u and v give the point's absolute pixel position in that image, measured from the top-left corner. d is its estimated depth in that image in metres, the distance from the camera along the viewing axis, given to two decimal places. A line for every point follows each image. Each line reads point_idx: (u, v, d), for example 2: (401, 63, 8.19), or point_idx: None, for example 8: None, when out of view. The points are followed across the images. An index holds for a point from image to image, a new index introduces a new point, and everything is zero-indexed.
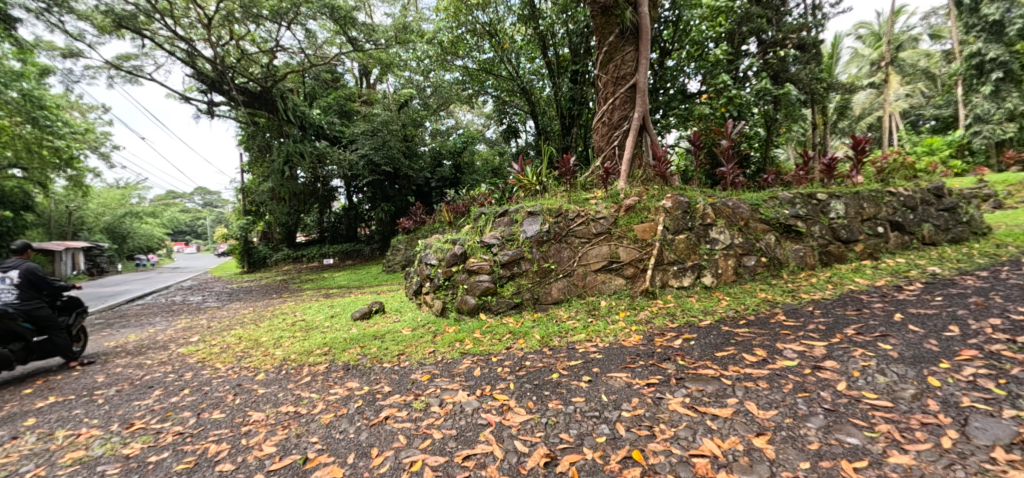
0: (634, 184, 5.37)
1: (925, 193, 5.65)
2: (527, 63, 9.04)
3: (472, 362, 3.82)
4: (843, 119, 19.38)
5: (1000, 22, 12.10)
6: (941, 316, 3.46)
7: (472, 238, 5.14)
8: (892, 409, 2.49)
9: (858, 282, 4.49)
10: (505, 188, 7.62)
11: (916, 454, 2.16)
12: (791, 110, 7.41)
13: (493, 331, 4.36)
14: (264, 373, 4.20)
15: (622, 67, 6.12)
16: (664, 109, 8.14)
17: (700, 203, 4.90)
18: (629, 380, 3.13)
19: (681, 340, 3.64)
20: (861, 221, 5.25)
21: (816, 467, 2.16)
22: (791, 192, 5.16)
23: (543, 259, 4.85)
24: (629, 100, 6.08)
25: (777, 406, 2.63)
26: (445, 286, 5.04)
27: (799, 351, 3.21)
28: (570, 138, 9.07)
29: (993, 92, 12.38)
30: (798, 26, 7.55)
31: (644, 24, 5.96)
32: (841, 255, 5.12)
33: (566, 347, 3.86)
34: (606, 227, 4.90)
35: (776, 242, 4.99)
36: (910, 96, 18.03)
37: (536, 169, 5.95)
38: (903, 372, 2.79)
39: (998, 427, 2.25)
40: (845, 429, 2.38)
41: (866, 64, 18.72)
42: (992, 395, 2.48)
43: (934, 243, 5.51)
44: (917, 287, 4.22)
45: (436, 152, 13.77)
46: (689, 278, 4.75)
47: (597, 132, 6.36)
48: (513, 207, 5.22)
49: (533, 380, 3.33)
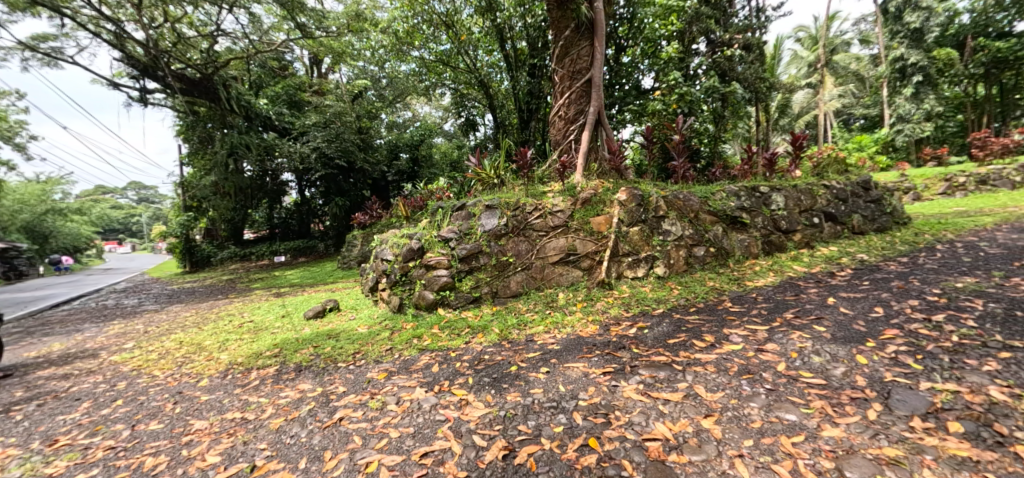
0: (590, 178, 5.46)
1: (855, 186, 6.10)
2: (484, 56, 8.97)
3: (431, 357, 3.77)
4: (783, 117, 20.75)
5: (921, 30, 13.13)
6: (868, 299, 3.75)
7: (429, 231, 5.02)
8: (825, 387, 2.67)
9: (796, 269, 4.81)
10: (463, 181, 7.54)
11: (845, 427, 2.33)
12: (737, 107, 7.82)
13: (451, 326, 4.31)
14: (207, 379, 3.95)
15: (578, 62, 6.17)
16: (620, 104, 8.32)
17: (653, 196, 5.03)
18: (585, 369, 3.18)
19: (635, 329, 3.75)
20: (799, 212, 5.61)
21: (758, 444, 2.29)
22: (736, 185, 5.41)
23: (501, 253, 4.84)
24: (584, 94, 6.18)
25: (723, 388, 2.76)
26: (403, 282, 4.92)
27: (743, 335, 3.38)
28: (528, 132, 9.00)
29: (914, 94, 13.43)
30: (743, 27, 7.98)
31: (599, 20, 6.03)
32: (781, 244, 5.43)
33: (524, 339, 3.89)
34: (563, 220, 4.95)
35: (723, 233, 5.23)
36: (842, 96, 19.47)
37: (493, 162, 5.91)
38: (836, 351, 3.00)
39: (916, 398, 2.46)
40: (784, 407, 2.53)
41: (804, 66, 20.15)
42: (911, 369, 2.71)
43: (863, 231, 5.96)
44: (847, 272, 4.56)
45: (392, 145, 13.41)
46: (643, 268, 4.88)
47: (554, 126, 6.40)
48: (470, 201, 5.15)
49: (492, 374, 3.32)
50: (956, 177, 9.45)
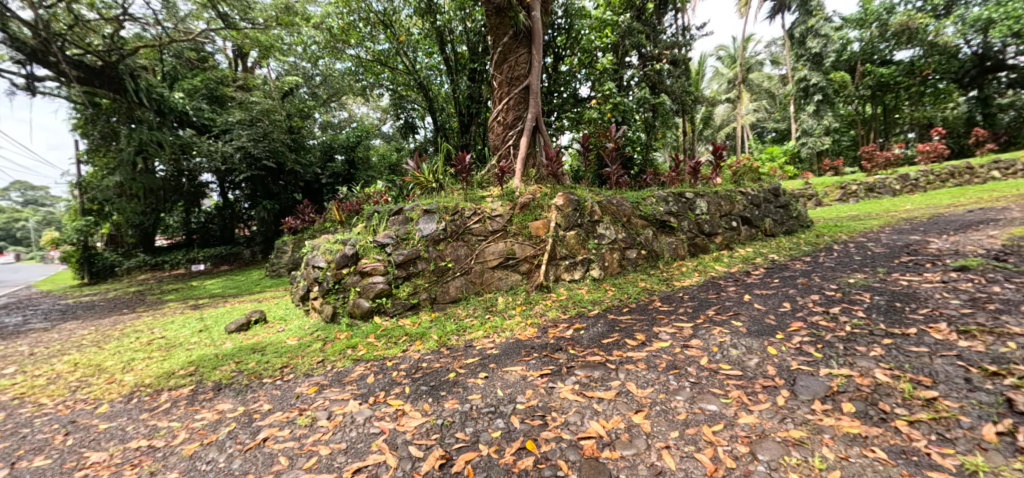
0: (529, 183, 5.55)
1: (766, 193, 6.70)
2: (424, 58, 8.89)
3: (366, 368, 3.63)
4: (707, 128, 22.45)
5: (821, 54, 14.76)
6: (778, 295, 4.13)
7: (364, 236, 4.82)
8: (741, 377, 2.90)
9: (717, 269, 5.18)
10: (402, 185, 7.34)
11: (758, 413, 2.53)
12: (666, 118, 8.32)
13: (388, 334, 4.17)
14: (107, 404, 3.52)
15: (516, 69, 6.28)
16: (558, 111, 8.53)
17: (588, 201, 5.20)
18: (523, 372, 3.21)
19: (572, 331, 3.85)
20: (720, 216, 6.06)
21: (683, 435, 2.43)
22: (665, 191, 5.73)
23: (440, 258, 4.77)
24: (522, 100, 6.29)
25: (652, 384, 2.90)
26: (336, 290, 4.70)
27: (671, 333, 3.58)
28: (468, 136, 8.97)
29: (816, 111, 14.98)
30: (671, 43, 8.55)
31: (536, 29, 6.17)
32: (704, 246, 5.84)
33: (463, 345, 3.85)
34: (502, 225, 4.98)
35: (653, 236, 5.51)
36: (756, 111, 21.43)
37: (431, 166, 5.83)
38: (750, 344, 3.26)
39: (815, 383, 2.74)
40: (706, 398, 2.70)
41: (724, 82, 21.99)
42: (812, 357, 3.01)
43: (774, 234, 6.55)
44: (761, 271, 4.99)
45: (326, 146, 12.92)
46: (580, 271, 5.03)
47: (493, 131, 6.43)
48: (407, 205, 5.02)
49: (430, 382, 3.25)
50: (849, 186, 10.66)
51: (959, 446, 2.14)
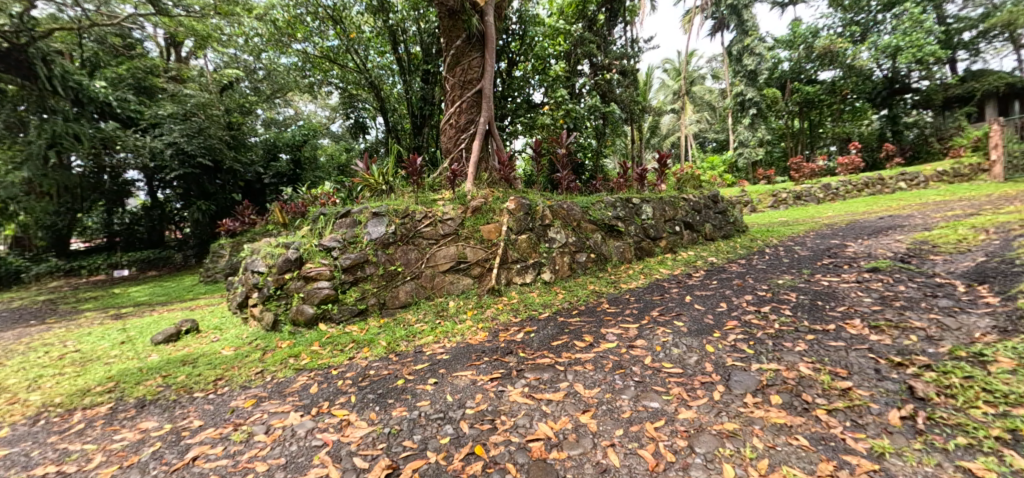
0: (481, 187, 5.55)
1: (707, 199, 7.10)
2: (376, 57, 8.69)
3: (309, 377, 3.47)
4: (654, 136, 23.52)
5: (755, 71, 15.95)
6: (715, 296, 4.38)
7: (309, 240, 4.62)
8: (681, 374, 3.05)
9: (662, 271, 5.42)
10: (351, 187, 7.11)
11: (697, 408, 2.67)
12: (616, 126, 8.64)
13: (334, 342, 4.02)
14: (6, 428, 3.13)
15: (469, 72, 6.28)
16: (512, 116, 8.48)
17: (539, 205, 5.28)
18: (473, 377, 3.20)
19: (522, 334, 3.88)
20: (664, 221, 6.35)
21: (627, 432, 2.51)
22: (613, 196, 5.93)
23: (389, 262, 4.66)
24: (475, 104, 6.29)
25: (599, 384, 2.98)
26: (277, 296, 4.46)
27: (617, 334, 3.70)
28: (421, 138, 8.84)
29: (750, 124, 16.19)
30: (620, 54, 8.94)
31: (489, 33, 6.20)
32: (650, 249, 6.09)
33: (412, 351, 3.78)
34: (453, 228, 4.95)
35: (602, 240, 5.68)
36: (699, 121, 22.72)
37: (381, 168, 5.68)
38: (690, 343, 3.44)
39: (747, 378, 2.93)
40: (649, 396, 2.82)
41: (670, 93, 23.18)
42: (745, 353, 3.21)
43: (713, 238, 6.94)
44: (701, 273, 5.28)
45: (269, 145, 12.33)
46: (531, 274, 5.09)
47: (445, 134, 6.38)
48: (355, 207, 4.87)
49: (377, 390, 3.16)
50: (780, 194, 11.53)
51: (869, 431, 2.36)
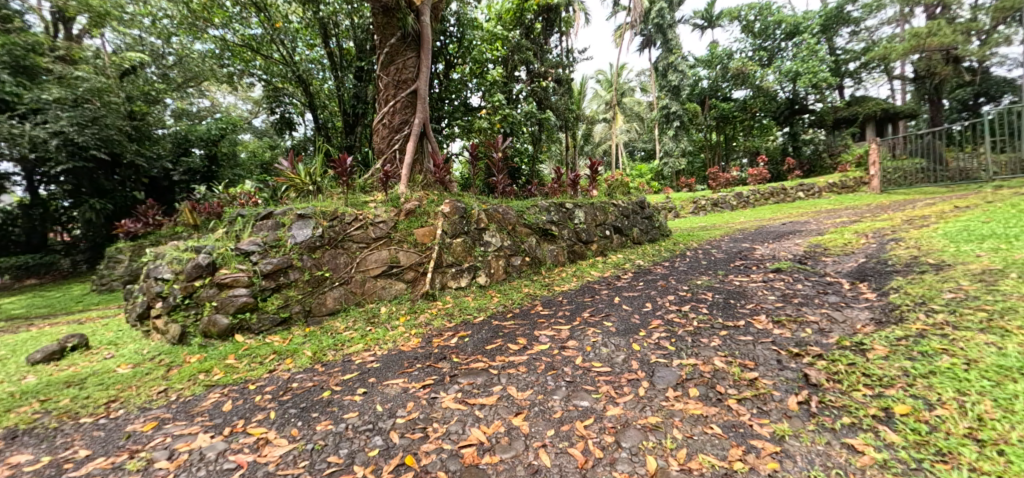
0: (415, 189, 5.46)
1: (635, 205, 7.49)
2: (305, 49, 8.23)
3: (222, 394, 3.18)
4: (588, 143, 24.49)
5: (678, 87, 17.11)
6: (641, 296, 4.62)
7: (224, 243, 4.25)
8: (609, 372, 3.18)
9: (593, 274, 5.64)
10: (275, 186, 6.65)
11: (623, 405, 2.79)
12: (550, 133, 8.88)
13: (252, 354, 3.72)
14: None
15: (403, 72, 6.13)
16: (448, 119, 8.27)
17: (475, 209, 5.26)
18: (405, 385, 3.11)
19: (457, 338, 3.84)
20: (595, 225, 6.60)
21: (557, 431, 2.57)
22: (547, 201, 6.05)
23: (315, 267, 4.41)
24: (409, 105, 6.16)
25: (531, 386, 3.02)
26: (186, 306, 4.05)
27: (550, 335, 3.79)
28: (353, 137, 8.47)
29: (673, 135, 17.38)
30: (556, 63, 9.30)
31: (425, 33, 6.10)
32: (582, 253, 6.31)
33: (340, 360, 3.60)
34: (385, 232, 4.80)
35: (536, 244, 5.78)
36: (629, 131, 23.99)
37: (308, 167, 5.36)
38: (618, 342, 3.60)
39: (668, 373, 3.12)
40: (579, 395, 2.90)
41: (602, 103, 24.31)
42: (667, 350, 3.43)
43: (641, 242, 7.33)
44: (629, 275, 5.56)
45: (178, 138, 11.28)
46: (466, 278, 5.06)
47: (378, 134, 6.17)
48: (278, 209, 4.55)
49: (300, 403, 2.97)
50: (700, 201, 12.44)
51: (772, 416, 2.60)
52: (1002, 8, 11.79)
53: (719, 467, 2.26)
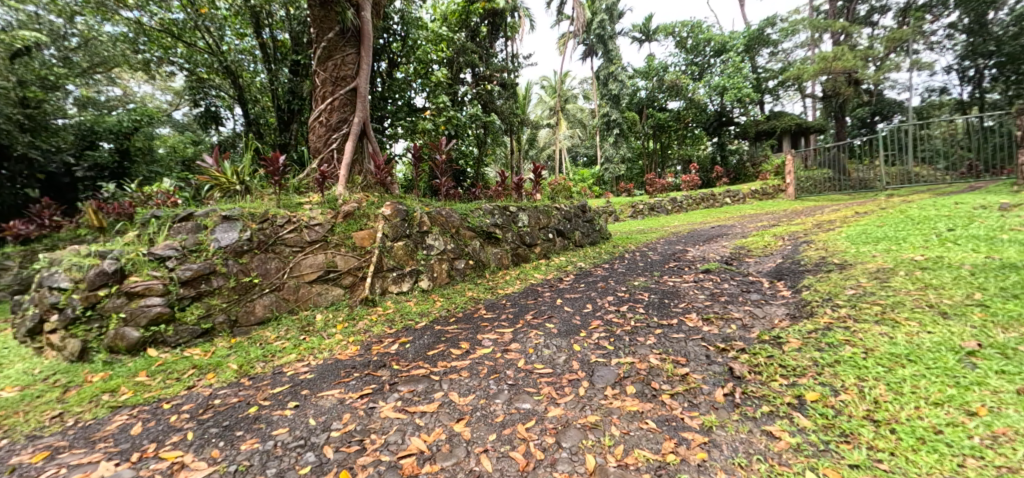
0: (354, 191, 5.27)
1: (577, 209, 7.68)
2: (234, 38, 7.73)
3: (131, 416, 2.87)
4: (532, 148, 24.83)
5: (618, 96, 17.83)
6: (582, 298, 4.75)
7: (134, 248, 3.85)
8: (551, 374, 3.23)
9: (536, 276, 5.71)
10: (197, 185, 6.12)
11: (563, 405, 2.84)
12: (495, 136, 8.91)
13: (168, 369, 3.39)
14: None
15: (342, 68, 5.90)
16: (391, 118, 7.98)
17: (417, 211, 5.16)
18: (341, 396, 2.97)
19: (397, 345, 3.73)
20: (538, 228, 6.70)
21: (499, 436, 2.57)
22: (491, 204, 6.06)
23: (243, 273, 4.11)
24: (348, 103, 5.93)
25: (473, 391, 3.00)
26: (87, 319, 3.61)
27: (492, 339, 3.78)
28: (288, 135, 8.01)
29: (614, 142, 18.07)
30: (500, 67, 9.37)
31: (366, 30, 5.92)
32: (526, 255, 6.38)
33: (270, 372, 3.37)
34: (322, 235, 4.58)
35: (480, 247, 5.77)
36: (572, 136, 24.62)
37: (236, 165, 5.00)
38: (559, 343, 3.66)
39: (607, 372, 3.22)
40: (521, 398, 2.92)
41: (547, 108, 24.78)
42: (606, 349, 3.54)
43: (582, 245, 7.54)
44: (570, 277, 5.69)
45: (83, 129, 10.10)
46: (408, 283, 4.94)
47: (313, 132, 5.88)
48: (200, 210, 4.20)
49: (223, 421, 2.75)
50: (638, 205, 13.00)
51: (700, 409, 2.75)
52: (891, 39, 13.41)
53: (653, 460, 2.36)
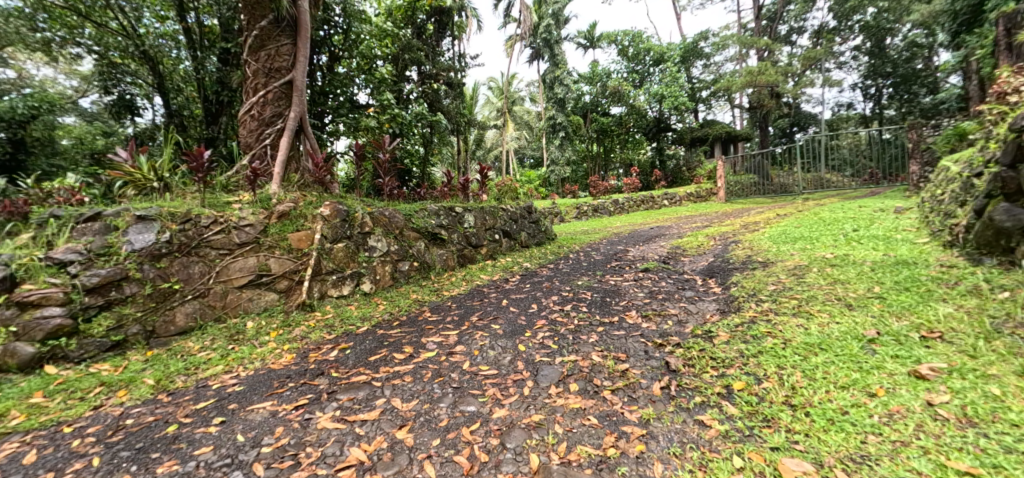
0: (289, 190, 4.98)
1: (523, 210, 7.75)
2: (154, 21, 7.13)
3: (22, 443, 2.53)
4: (479, 148, 24.78)
5: (563, 100, 18.25)
6: (528, 298, 4.79)
7: (28, 252, 3.40)
8: (496, 375, 3.23)
9: (482, 277, 5.70)
10: (106, 182, 5.53)
11: (508, 406, 2.85)
12: (441, 136, 8.80)
13: (70, 387, 3.02)
14: None
15: (276, 59, 5.56)
16: (333, 114, 7.53)
17: (358, 211, 4.98)
18: (273, 408, 2.79)
19: (336, 351, 3.57)
20: (485, 229, 6.69)
21: (443, 440, 2.53)
22: (437, 204, 5.97)
23: (161, 278, 3.77)
24: (283, 96, 5.60)
25: (417, 396, 2.93)
26: None
27: (437, 342, 3.72)
28: (216, 128, 7.37)
29: (559, 144, 18.45)
30: (447, 67, 9.27)
31: (303, 20, 5.63)
32: (472, 256, 6.34)
33: (193, 386, 3.11)
34: (252, 237, 4.31)
35: (425, 248, 5.66)
36: (519, 138, 24.85)
37: (153, 160, 4.57)
38: (505, 344, 3.67)
39: (551, 371, 3.27)
40: (466, 401, 2.90)
41: (494, 110, 24.85)
42: (550, 348, 3.60)
43: (528, 245, 7.62)
44: (517, 278, 5.73)
45: None
46: (349, 286, 4.75)
47: (244, 126, 5.50)
48: (109, 209, 3.80)
49: (136, 443, 2.49)
50: (583, 207, 13.35)
51: (639, 402, 2.87)
52: (807, 58, 14.74)
53: (595, 455, 2.42)
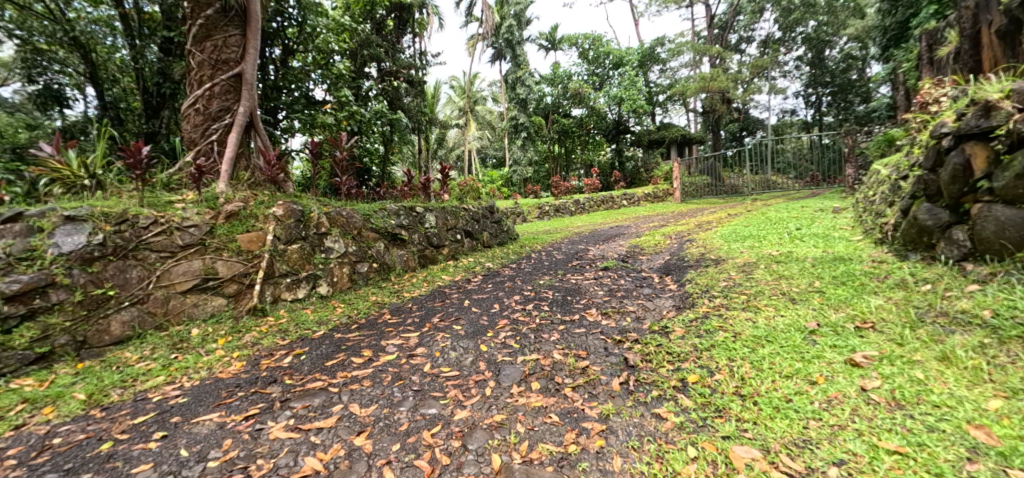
0: (239, 188, 4.74)
1: (485, 210, 7.74)
2: (87, 6, 6.63)
3: None
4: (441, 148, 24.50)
5: (525, 100, 18.37)
6: (490, 298, 4.79)
7: None
8: (458, 376, 3.20)
9: (444, 278, 5.64)
10: (28, 178, 5.05)
11: (470, 407, 2.83)
12: (401, 135, 8.63)
13: None
14: None
15: (224, 51, 5.27)
16: (286, 110, 7.04)
17: (314, 211, 4.81)
18: (221, 419, 2.64)
19: (290, 357, 3.43)
20: (446, 229, 6.63)
21: (403, 445, 2.48)
22: (396, 204, 5.86)
23: (94, 284, 3.49)
24: (232, 90, 5.32)
25: (376, 400, 2.86)
26: None
27: (397, 344, 3.65)
28: (159, 122, 7.06)
29: (522, 144, 18.55)
30: (407, 64, 9.12)
31: (253, 10, 5.38)
32: (433, 257, 6.27)
33: (130, 400, 2.89)
34: (198, 238, 4.07)
35: (384, 249, 5.54)
36: (481, 138, 24.77)
37: (83, 156, 4.21)
38: (467, 345, 3.65)
39: (513, 370, 3.28)
40: (427, 403, 2.85)
41: (456, 109, 24.66)
42: (512, 348, 3.61)
43: (490, 245, 7.61)
44: (479, 278, 5.71)
45: None
46: (304, 289, 4.58)
47: (188, 121, 5.18)
48: (31, 209, 3.46)
49: (64, 464, 2.29)
50: (545, 207, 13.47)
51: (599, 398, 2.92)
52: (755, 66, 15.57)
53: (556, 452, 2.44)
